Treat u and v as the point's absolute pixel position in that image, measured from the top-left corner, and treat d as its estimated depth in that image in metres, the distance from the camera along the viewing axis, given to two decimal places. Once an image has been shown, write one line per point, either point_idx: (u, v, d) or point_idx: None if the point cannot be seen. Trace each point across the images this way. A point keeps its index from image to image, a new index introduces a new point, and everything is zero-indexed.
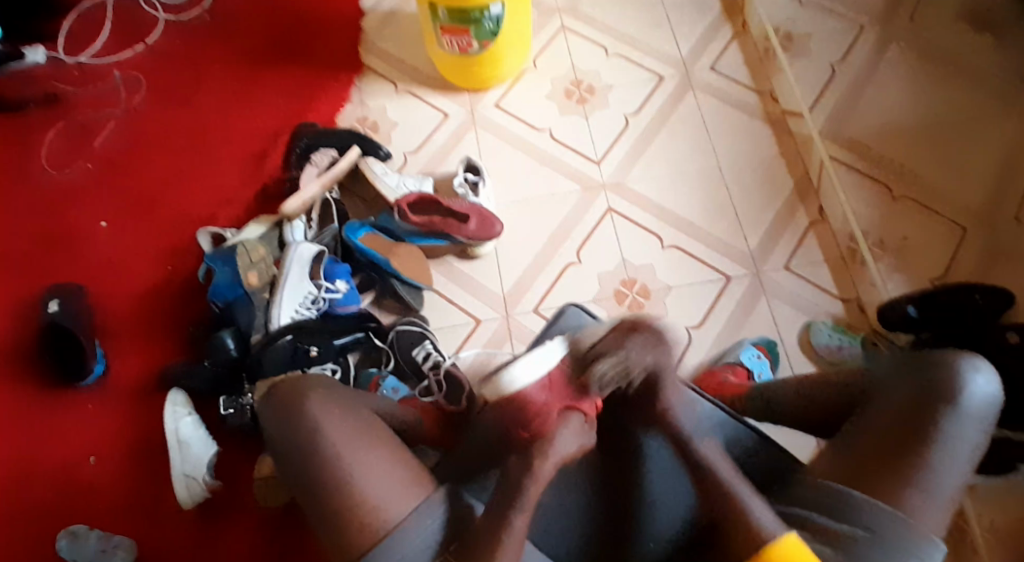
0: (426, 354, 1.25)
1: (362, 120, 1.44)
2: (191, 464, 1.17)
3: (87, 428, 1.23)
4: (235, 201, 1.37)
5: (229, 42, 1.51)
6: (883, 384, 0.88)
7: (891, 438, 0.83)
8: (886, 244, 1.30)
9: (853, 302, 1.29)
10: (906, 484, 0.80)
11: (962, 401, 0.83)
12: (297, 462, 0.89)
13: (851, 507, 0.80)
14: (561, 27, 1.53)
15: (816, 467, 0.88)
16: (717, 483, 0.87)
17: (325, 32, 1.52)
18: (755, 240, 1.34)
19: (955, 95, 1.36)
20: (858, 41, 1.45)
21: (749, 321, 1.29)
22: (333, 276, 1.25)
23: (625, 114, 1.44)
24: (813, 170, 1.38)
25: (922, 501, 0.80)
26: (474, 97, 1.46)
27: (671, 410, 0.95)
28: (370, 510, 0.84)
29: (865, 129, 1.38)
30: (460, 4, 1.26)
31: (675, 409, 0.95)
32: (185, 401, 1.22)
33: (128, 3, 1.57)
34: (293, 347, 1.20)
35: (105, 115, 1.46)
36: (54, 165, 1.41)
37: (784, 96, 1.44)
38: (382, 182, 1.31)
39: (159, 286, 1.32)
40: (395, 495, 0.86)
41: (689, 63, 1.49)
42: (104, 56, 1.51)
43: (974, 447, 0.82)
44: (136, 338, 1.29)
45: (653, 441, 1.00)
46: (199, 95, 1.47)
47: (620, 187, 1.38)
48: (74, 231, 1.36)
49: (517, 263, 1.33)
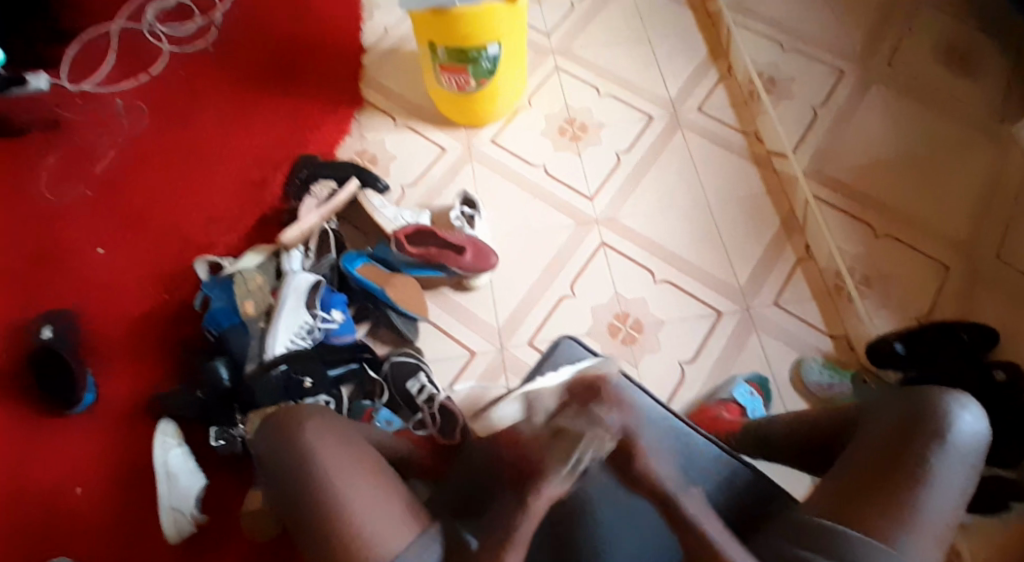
0: (421, 387, 1.23)
1: (361, 153, 1.46)
2: (178, 497, 1.15)
3: (75, 455, 1.22)
4: (232, 230, 1.39)
5: (230, 74, 1.54)
6: (873, 417, 0.91)
7: (884, 471, 0.85)
8: (871, 281, 1.33)
9: (842, 339, 1.31)
10: (902, 517, 0.81)
11: (950, 435, 0.85)
12: (291, 495, 0.87)
13: (845, 543, 0.80)
14: (555, 68, 1.57)
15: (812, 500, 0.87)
16: (701, 538, 0.81)
17: (326, 67, 1.55)
18: (745, 275, 1.37)
19: (935, 133, 1.43)
20: (840, 81, 1.50)
21: (740, 357, 1.30)
22: (330, 306, 1.26)
23: (617, 151, 1.48)
24: (798, 208, 1.42)
25: (918, 532, 0.81)
26: (471, 132, 1.50)
27: (648, 466, 0.87)
28: (362, 544, 0.82)
29: (846, 167, 1.42)
30: (460, 45, 1.30)
31: (653, 462, 0.87)
32: (175, 431, 1.20)
33: (131, 33, 1.60)
34: (287, 376, 1.19)
35: (105, 142, 1.48)
36: (52, 191, 1.43)
37: (769, 137, 1.48)
38: (380, 215, 1.34)
39: (153, 314, 1.32)
40: (388, 529, 0.84)
41: (678, 103, 1.54)
42: (106, 85, 1.54)
43: (964, 482, 0.84)
44: (128, 365, 1.28)
45: (642, 494, 0.95)
46: (200, 125, 1.49)
47: (613, 223, 1.41)
48: (69, 256, 1.37)
49: (512, 296, 1.34)
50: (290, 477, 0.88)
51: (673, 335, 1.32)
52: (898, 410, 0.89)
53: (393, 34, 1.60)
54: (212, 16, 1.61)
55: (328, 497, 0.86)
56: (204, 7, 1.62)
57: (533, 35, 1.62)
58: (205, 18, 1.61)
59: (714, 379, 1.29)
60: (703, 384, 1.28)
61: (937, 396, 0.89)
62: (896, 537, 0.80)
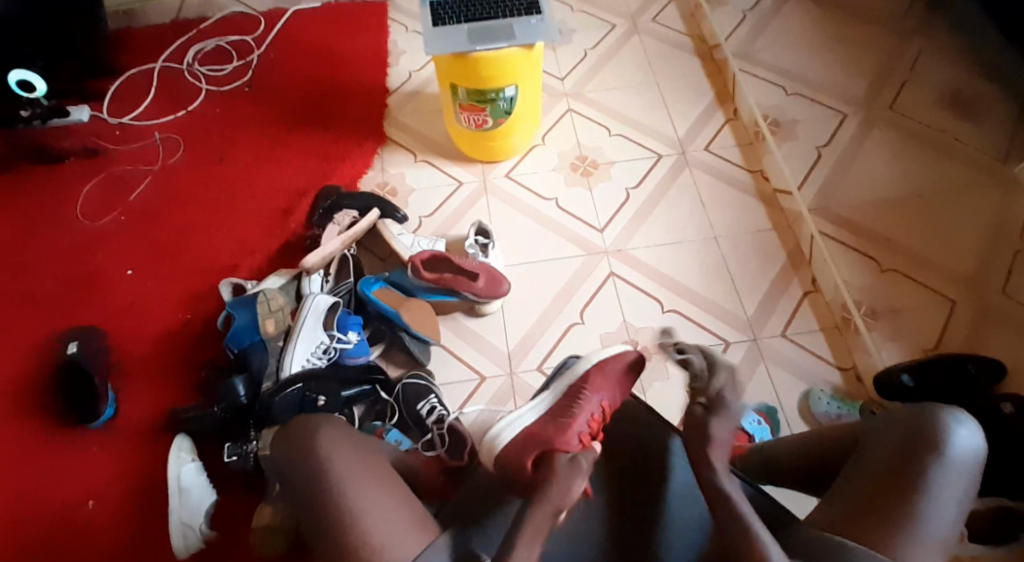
0: (430, 408, 1.25)
1: (382, 185, 1.53)
2: (188, 512, 1.16)
3: (92, 466, 1.25)
4: (256, 254, 1.45)
5: (262, 113, 1.63)
6: (874, 435, 0.90)
7: (880, 487, 0.85)
8: (878, 313, 1.35)
9: (850, 371, 1.33)
10: (901, 536, 0.81)
11: (946, 450, 0.85)
12: (305, 501, 0.88)
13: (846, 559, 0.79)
14: (568, 109, 1.65)
15: (813, 521, 0.87)
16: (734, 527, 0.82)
17: (354, 107, 1.64)
18: (753, 307, 1.39)
19: (938, 175, 1.46)
20: (843, 123, 1.56)
21: (749, 387, 1.31)
22: (345, 327, 1.29)
23: (627, 187, 1.54)
24: (804, 243, 1.45)
25: (916, 549, 0.80)
26: (486, 167, 1.56)
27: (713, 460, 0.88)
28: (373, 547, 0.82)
29: (851, 203, 1.47)
30: (478, 86, 1.37)
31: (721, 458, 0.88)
32: (190, 447, 1.22)
33: (172, 72, 1.71)
34: (302, 395, 1.21)
35: (142, 172, 1.56)
36: (88, 216, 1.50)
37: (774, 175, 1.53)
38: (397, 242, 1.40)
39: (176, 332, 1.37)
40: (400, 536, 0.84)
41: (685, 143, 1.60)
42: (146, 118, 1.64)
43: (960, 496, 0.84)
44: (149, 380, 1.32)
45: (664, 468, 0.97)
46: (232, 156, 1.57)
47: (621, 254, 1.45)
48: (100, 277, 1.43)
49: (522, 322, 1.38)
50: (303, 479, 0.89)
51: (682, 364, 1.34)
52: (898, 425, 0.89)
53: (417, 77, 1.69)
54: (249, 59, 1.72)
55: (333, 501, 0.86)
56: (242, 50, 1.74)
57: (547, 79, 1.70)
58: (243, 61, 1.72)
59: None
60: None
61: (935, 414, 0.88)
62: (897, 547, 0.80)
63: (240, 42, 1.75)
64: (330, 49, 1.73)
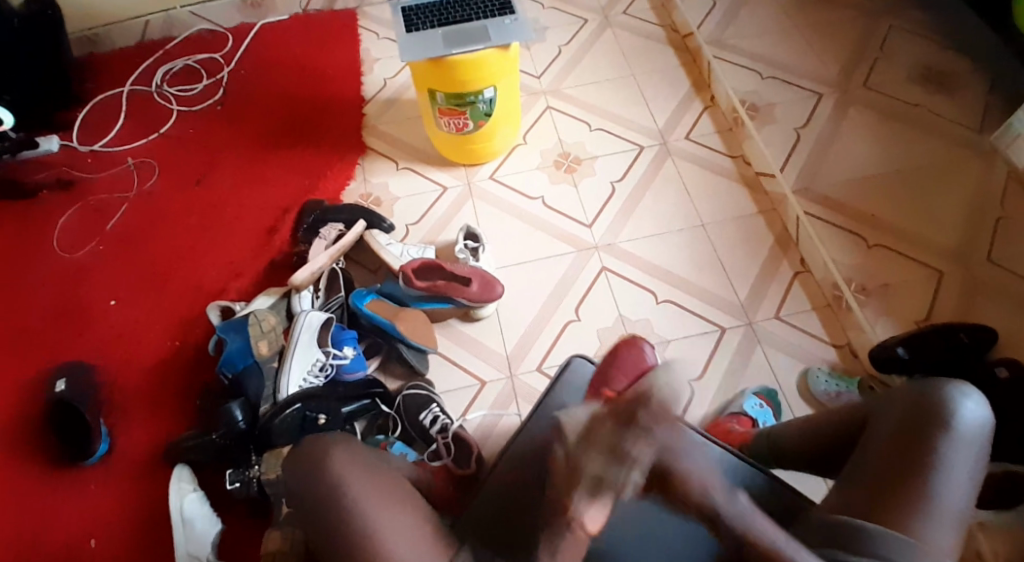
0: (433, 418, 1.23)
1: (366, 196, 1.51)
2: (194, 543, 1.13)
3: (90, 505, 1.21)
4: (243, 274, 1.43)
5: (237, 131, 1.61)
6: (879, 416, 0.91)
7: (891, 465, 0.85)
8: (869, 289, 1.35)
9: (845, 348, 1.34)
10: (916, 514, 0.81)
11: (954, 422, 0.85)
12: (321, 522, 0.86)
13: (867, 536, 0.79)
14: (547, 107, 1.64)
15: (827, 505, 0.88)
16: None
17: (331, 118, 1.62)
18: (745, 293, 1.40)
19: (917, 149, 1.48)
20: (820, 103, 1.58)
21: (748, 373, 1.31)
22: (341, 342, 1.27)
23: (611, 181, 1.53)
24: (791, 225, 1.46)
25: (932, 523, 0.81)
26: (470, 171, 1.55)
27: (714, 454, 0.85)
28: None
29: (834, 183, 1.47)
30: (457, 90, 1.36)
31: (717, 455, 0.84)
32: (190, 477, 1.19)
33: (141, 95, 1.67)
34: (302, 415, 1.19)
35: (118, 199, 1.53)
36: (66, 247, 1.47)
37: (756, 160, 1.54)
38: (386, 252, 1.38)
39: (167, 360, 1.34)
40: (422, 555, 0.83)
41: (666, 133, 1.60)
42: (118, 144, 1.60)
43: (972, 469, 0.84)
44: (143, 412, 1.29)
45: None
46: (210, 177, 1.55)
47: (611, 248, 1.45)
48: (84, 310, 1.40)
49: (518, 325, 1.37)
50: (318, 501, 0.87)
51: (681, 354, 1.34)
52: (903, 403, 0.89)
53: (392, 85, 1.67)
54: (220, 77, 1.69)
55: (353, 527, 0.84)
56: (212, 68, 1.71)
57: (523, 79, 1.70)
58: (214, 79, 1.69)
59: (724, 395, 1.29)
60: (714, 399, 1.29)
61: (940, 388, 0.89)
62: (914, 527, 0.80)
63: (209, 60, 1.72)
64: (301, 62, 1.70)
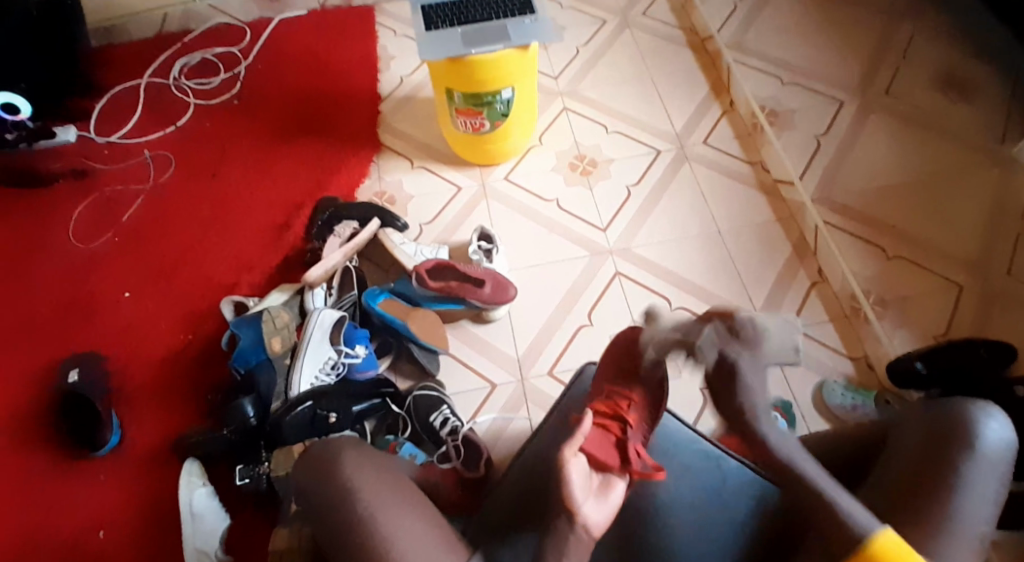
0: (443, 419, 1.22)
1: (380, 194, 1.51)
2: (202, 537, 1.14)
3: (100, 497, 1.22)
4: (257, 270, 1.42)
5: (254, 126, 1.61)
6: (896, 438, 0.90)
7: (911, 483, 0.84)
8: (886, 302, 1.34)
9: (861, 360, 1.32)
10: (936, 534, 0.80)
11: (977, 444, 0.84)
12: (328, 527, 0.86)
13: None
14: (564, 108, 1.63)
15: None
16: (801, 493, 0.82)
17: (347, 115, 1.62)
18: (760, 301, 1.38)
19: (938, 161, 1.45)
20: (840, 111, 1.56)
21: (761, 381, 1.30)
22: (353, 341, 1.26)
23: (627, 185, 1.52)
24: (808, 234, 1.45)
25: (952, 543, 0.79)
26: (485, 171, 1.54)
27: None
28: None
29: (853, 193, 1.46)
30: (475, 89, 1.35)
31: None
32: (200, 471, 1.20)
33: (158, 88, 1.67)
34: (312, 414, 1.19)
35: (133, 191, 1.53)
36: (81, 238, 1.47)
37: (775, 167, 1.52)
38: (400, 251, 1.37)
39: (179, 354, 1.34)
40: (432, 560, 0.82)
41: (683, 137, 1.59)
42: (134, 136, 1.60)
43: (994, 490, 0.82)
44: (154, 405, 1.29)
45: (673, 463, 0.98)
46: (225, 171, 1.55)
47: (626, 252, 1.44)
48: (97, 302, 1.40)
49: (530, 328, 1.36)
50: (327, 507, 0.87)
51: None
52: (925, 423, 0.88)
53: (408, 82, 1.67)
54: (236, 71, 1.69)
55: (360, 533, 0.84)
56: (229, 62, 1.70)
57: (541, 79, 1.69)
58: (230, 73, 1.69)
59: None
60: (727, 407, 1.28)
61: (964, 408, 0.88)
62: (934, 548, 0.79)
63: (226, 53, 1.72)
64: (316, 58, 1.70)
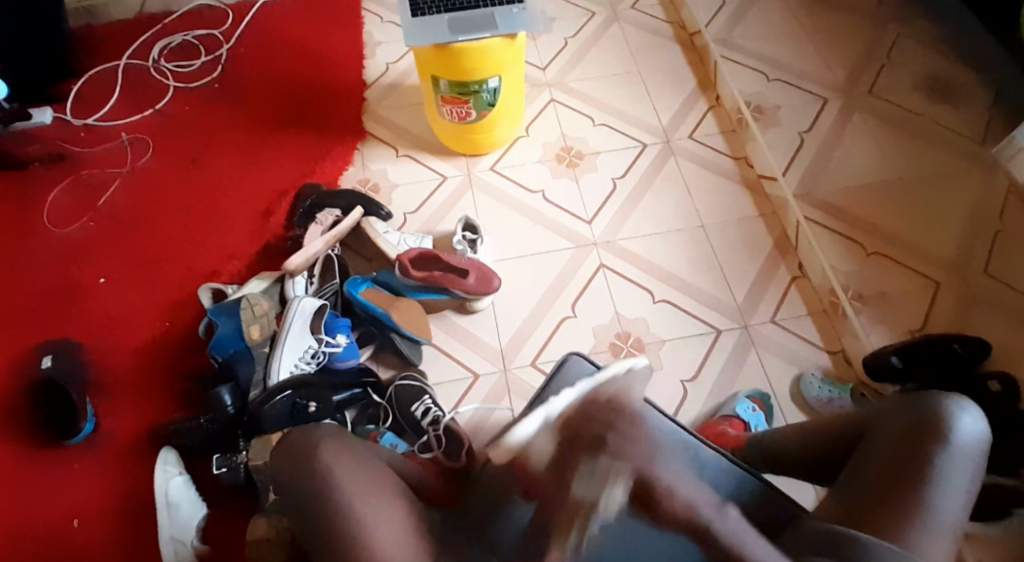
0: (425, 409, 1.21)
1: (364, 182, 1.50)
2: (178, 527, 1.12)
3: (74, 485, 1.20)
4: (237, 257, 1.41)
5: (236, 110, 1.58)
6: (871, 429, 0.91)
7: (881, 480, 0.85)
8: (864, 297, 1.35)
9: (839, 354, 1.34)
10: (909, 523, 0.81)
11: (950, 437, 0.85)
12: (307, 515, 0.85)
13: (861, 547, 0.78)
14: (551, 100, 1.63)
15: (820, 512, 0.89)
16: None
17: (332, 101, 1.60)
18: (742, 296, 1.39)
19: (919, 159, 1.48)
20: (824, 107, 1.57)
21: (741, 376, 1.31)
22: (334, 330, 1.25)
23: (613, 178, 1.52)
24: (790, 229, 1.46)
25: (929, 538, 0.80)
26: (471, 161, 1.54)
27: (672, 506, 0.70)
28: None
29: (834, 189, 1.47)
30: (461, 78, 1.34)
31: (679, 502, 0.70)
32: (176, 460, 1.18)
33: (137, 70, 1.64)
34: (292, 402, 1.17)
35: (111, 175, 1.50)
36: (57, 222, 1.44)
37: (759, 163, 1.53)
38: (383, 240, 1.37)
39: (158, 341, 1.32)
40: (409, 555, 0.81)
41: (669, 132, 1.59)
42: (112, 119, 1.57)
43: (968, 483, 0.83)
44: (131, 394, 1.27)
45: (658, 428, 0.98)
46: (207, 156, 1.52)
47: (610, 245, 1.44)
48: (73, 287, 1.38)
49: (513, 318, 1.36)
50: (309, 493, 0.85)
51: (675, 355, 1.33)
52: (900, 417, 0.89)
53: (394, 70, 1.65)
54: (218, 54, 1.66)
55: (341, 518, 0.83)
56: (211, 45, 1.68)
57: (528, 70, 1.68)
58: (212, 56, 1.66)
59: (718, 398, 1.29)
60: (708, 400, 1.29)
61: (939, 402, 0.89)
62: (914, 541, 0.80)
63: (208, 36, 1.69)
64: (301, 43, 1.68)
